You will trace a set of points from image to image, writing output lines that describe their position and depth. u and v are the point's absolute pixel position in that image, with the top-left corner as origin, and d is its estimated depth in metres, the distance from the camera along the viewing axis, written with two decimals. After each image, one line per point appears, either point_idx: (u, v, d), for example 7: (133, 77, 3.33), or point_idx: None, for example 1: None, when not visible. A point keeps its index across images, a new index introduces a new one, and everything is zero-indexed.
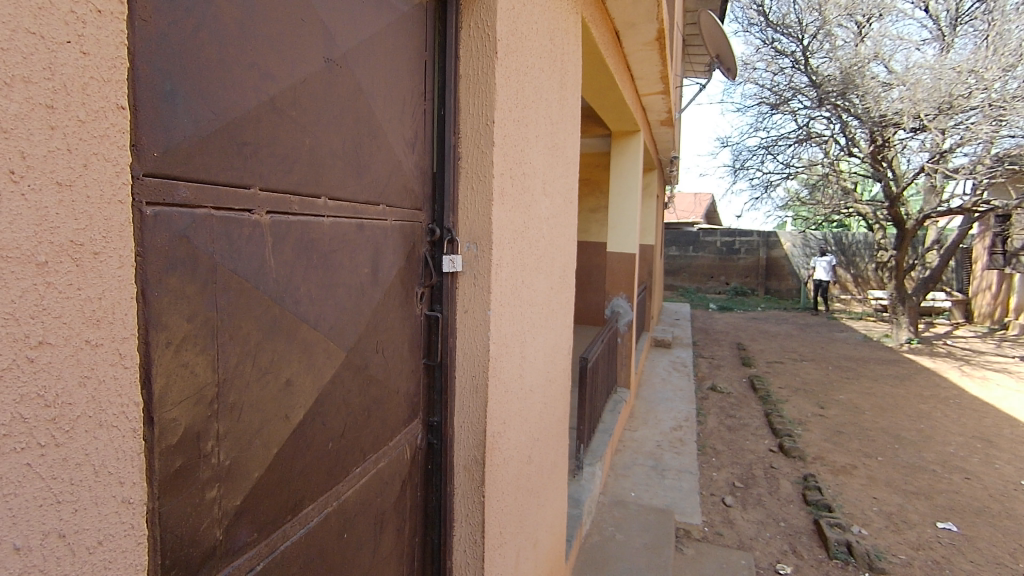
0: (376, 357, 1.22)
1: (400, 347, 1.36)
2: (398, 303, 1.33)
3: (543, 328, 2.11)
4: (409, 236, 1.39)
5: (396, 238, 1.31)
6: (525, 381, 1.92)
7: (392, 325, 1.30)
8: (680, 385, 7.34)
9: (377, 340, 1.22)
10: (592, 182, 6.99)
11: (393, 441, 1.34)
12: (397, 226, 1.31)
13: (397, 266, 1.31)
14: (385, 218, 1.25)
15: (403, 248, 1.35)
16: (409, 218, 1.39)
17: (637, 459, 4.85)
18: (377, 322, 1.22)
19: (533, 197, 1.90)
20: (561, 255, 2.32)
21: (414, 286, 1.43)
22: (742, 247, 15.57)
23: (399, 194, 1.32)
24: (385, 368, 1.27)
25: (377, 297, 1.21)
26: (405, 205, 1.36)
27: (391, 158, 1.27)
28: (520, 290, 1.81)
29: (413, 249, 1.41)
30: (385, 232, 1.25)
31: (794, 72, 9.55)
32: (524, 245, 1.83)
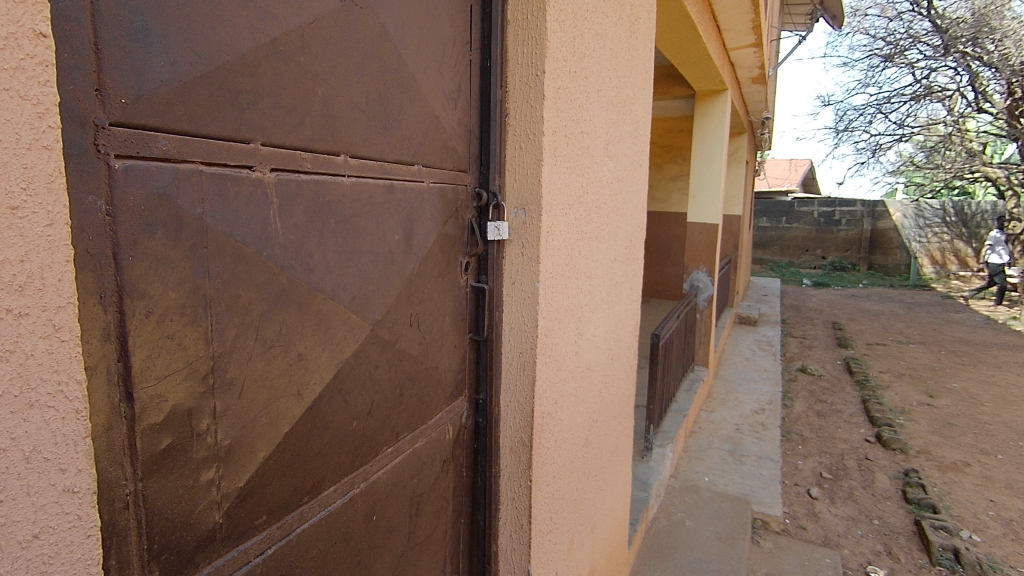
0: (409, 330, 1.13)
1: (441, 320, 1.26)
2: (438, 272, 1.23)
3: (605, 302, 1.97)
4: (451, 200, 1.28)
5: (435, 203, 1.21)
6: (582, 359, 1.79)
7: (430, 296, 1.21)
8: (766, 365, 6.88)
9: (412, 312, 1.14)
10: (673, 150, 6.61)
11: (432, 420, 1.26)
12: (434, 187, 1.20)
13: (435, 231, 1.21)
14: (421, 178, 1.15)
15: (442, 214, 1.24)
16: (452, 181, 1.28)
17: (713, 442, 4.60)
18: (412, 293, 1.13)
19: (594, 159, 1.74)
20: (627, 223, 2.14)
21: (457, 255, 1.32)
22: (842, 218, 14.27)
23: (438, 156, 1.21)
24: (424, 341, 1.19)
25: (411, 265, 1.12)
26: (446, 167, 1.25)
27: (428, 115, 1.16)
28: (577, 261, 1.67)
29: (455, 215, 1.30)
30: (421, 194, 1.15)
31: (915, 17, 8.38)
32: (583, 213, 1.68)
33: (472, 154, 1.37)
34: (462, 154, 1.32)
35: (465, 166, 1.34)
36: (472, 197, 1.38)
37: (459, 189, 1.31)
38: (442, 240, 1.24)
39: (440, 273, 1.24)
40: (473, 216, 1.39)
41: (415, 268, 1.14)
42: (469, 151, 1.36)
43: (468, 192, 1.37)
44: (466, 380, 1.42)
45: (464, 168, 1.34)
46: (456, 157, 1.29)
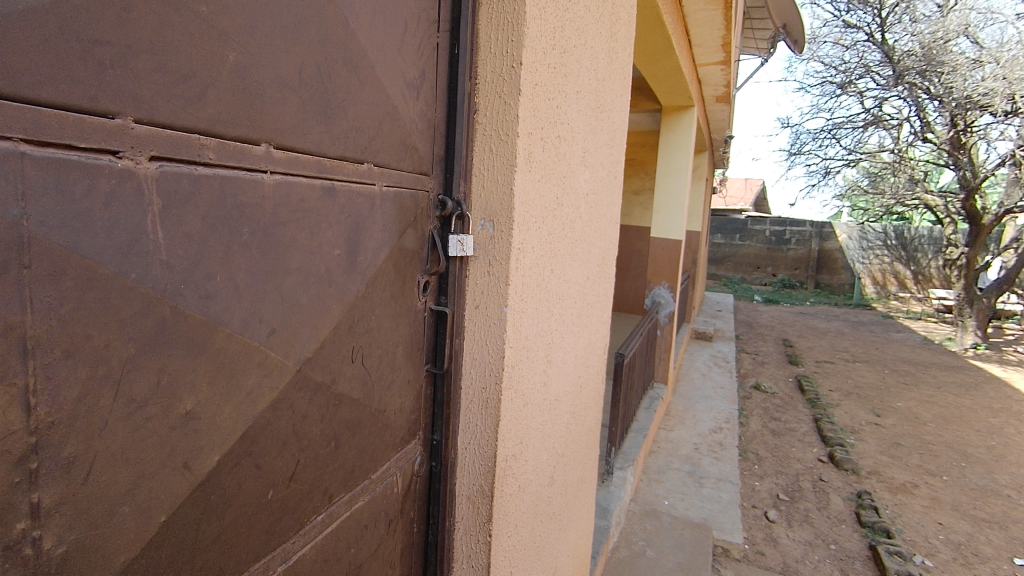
0: (351, 366, 0.91)
1: (391, 352, 1.05)
2: (391, 294, 1.02)
3: (576, 325, 1.79)
4: (412, 208, 1.07)
5: (390, 212, 1.00)
6: (549, 390, 1.60)
7: (379, 324, 0.99)
8: (722, 382, 6.91)
9: (356, 344, 0.92)
10: (637, 164, 6.57)
11: (378, 473, 1.04)
12: (389, 192, 0.99)
13: (390, 244, 1.00)
14: (372, 181, 0.94)
15: (398, 224, 1.03)
16: (413, 185, 1.07)
17: (672, 464, 4.51)
18: (356, 321, 0.91)
19: (570, 167, 1.56)
20: (600, 239, 1.97)
21: (414, 274, 1.11)
22: (792, 237, 14.72)
23: (395, 154, 1.00)
24: (370, 378, 0.98)
25: (355, 287, 0.90)
26: (406, 168, 1.04)
27: (384, 104, 0.94)
28: (548, 281, 1.48)
29: (414, 225, 1.08)
30: (372, 201, 0.94)
31: (868, 47, 8.71)
32: (556, 228, 1.49)
33: (437, 154, 1.17)
34: (425, 153, 1.11)
35: (429, 167, 1.13)
36: (435, 206, 1.17)
37: (421, 195, 1.10)
38: (397, 256, 1.03)
39: (393, 295, 1.03)
40: (435, 228, 1.18)
41: (362, 289, 0.92)
42: (434, 150, 1.15)
43: (431, 199, 1.16)
44: (420, 421, 1.21)
45: (428, 170, 1.13)
46: (419, 156, 1.08)
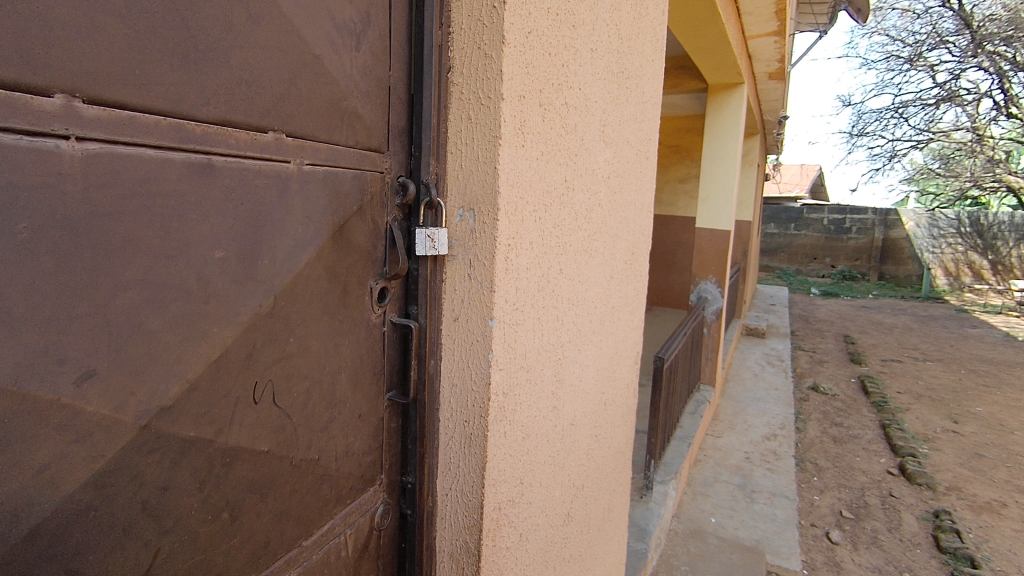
0: (253, 410, 0.67)
1: (328, 381, 0.80)
2: (321, 309, 0.77)
3: (597, 333, 1.51)
4: (356, 196, 0.82)
5: (318, 202, 0.75)
6: (562, 414, 1.33)
7: (302, 348, 0.75)
8: (776, 383, 6.42)
9: (263, 378, 0.68)
10: (682, 151, 6.14)
11: (315, 538, 0.81)
12: (316, 175, 0.74)
13: (318, 244, 0.75)
14: (285, 158, 0.69)
15: (334, 215, 0.78)
16: (357, 165, 0.81)
17: (720, 475, 4.14)
18: (261, 349, 0.67)
19: (585, 143, 1.27)
20: (628, 230, 1.67)
21: (364, 280, 0.86)
22: (853, 226, 13.74)
23: (325, 123, 0.74)
24: (292, 419, 0.74)
25: (253, 303, 0.66)
26: (343, 142, 0.78)
27: (302, 52, 0.69)
28: (557, 282, 1.20)
29: (360, 215, 0.83)
30: (285, 186, 0.69)
31: (942, 15, 7.92)
32: (566, 218, 1.21)
33: (397, 127, 0.91)
34: (377, 124, 0.86)
35: (383, 141, 0.87)
36: (395, 192, 0.91)
37: (371, 178, 0.85)
38: (333, 259, 0.78)
39: (324, 310, 0.78)
40: (396, 219, 0.92)
41: (269, 307, 0.68)
42: (391, 119, 0.88)
43: (389, 183, 0.90)
44: (383, 460, 0.97)
45: (382, 145, 0.87)
46: (366, 127, 0.82)
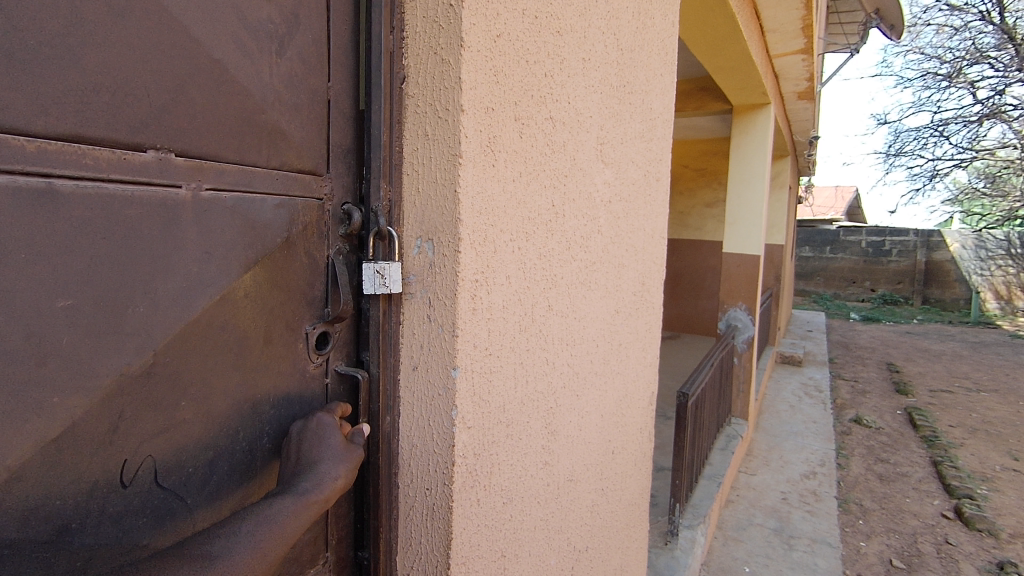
0: (122, 496, 0.57)
1: (235, 445, 0.68)
2: (230, 362, 0.66)
3: (600, 374, 1.34)
4: (281, 228, 0.71)
5: (224, 236, 0.64)
6: (557, 470, 1.16)
7: (200, 413, 0.64)
8: (815, 415, 6.05)
9: (137, 453, 0.58)
10: (708, 173, 5.95)
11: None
12: (224, 203, 0.64)
13: (227, 286, 0.65)
14: (175, 183, 0.59)
15: (246, 249, 0.67)
16: (283, 192, 0.71)
17: (754, 518, 3.85)
18: (135, 418, 0.57)
19: (577, 162, 1.12)
20: (637, 257, 1.51)
21: (292, 323, 0.74)
22: (893, 248, 13.16)
23: (234, 140, 0.64)
24: (186, 500, 0.63)
25: (121, 362, 0.55)
26: (261, 163, 0.68)
27: (192, 59, 0.59)
28: (546, 320, 1.05)
29: (285, 249, 0.72)
30: (175, 218, 0.58)
31: (982, 30, 7.63)
32: (555, 247, 1.06)
33: (343, 146, 0.79)
34: (312, 145, 0.75)
35: (321, 162, 0.76)
36: (339, 221, 0.79)
37: (303, 206, 0.74)
38: (245, 304, 0.67)
39: (236, 364, 0.67)
40: (342, 251, 0.80)
41: (144, 365, 0.57)
42: (332, 137, 0.77)
43: (330, 210, 0.78)
44: (328, 537, 0.83)
45: (320, 168, 0.76)
46: (294, 147, 0.72)
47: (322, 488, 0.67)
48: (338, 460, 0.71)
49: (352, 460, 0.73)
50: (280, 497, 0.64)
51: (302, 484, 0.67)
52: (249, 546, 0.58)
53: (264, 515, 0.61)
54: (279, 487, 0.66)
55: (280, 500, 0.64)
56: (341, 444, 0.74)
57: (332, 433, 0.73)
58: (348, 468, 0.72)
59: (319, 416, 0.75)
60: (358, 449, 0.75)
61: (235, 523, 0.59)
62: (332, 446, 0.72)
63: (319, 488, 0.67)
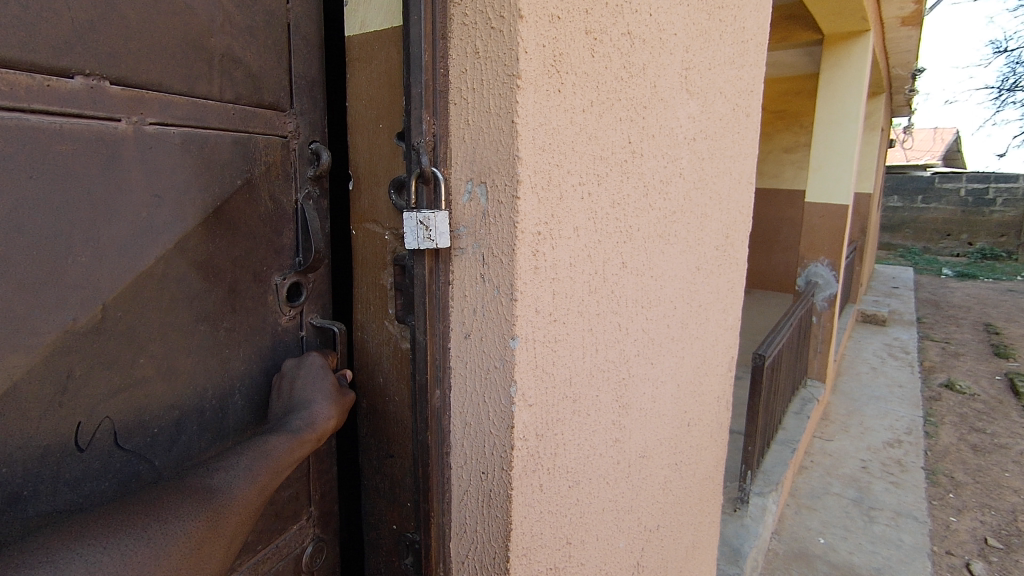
0: (80, 459, 0.59)
1: (203, 387, 0.70)
2: (192, 314, 0.67)
3: (678, 339, 1.19)
4: (240, 166, 0.71)
5: (174, 175, 0.64)
6: (629, 447, 1.04)
7: (161, 369, 0.65)
8: (900, 379, 5.60)
9: (92, 416, 0.59)
10: (788, 116, 5.44)
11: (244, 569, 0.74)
12: (171, 139, 0.63)
13: (181, 232, 0.65)
14: (110, 115, 0.58)
15: (207, 180, 0.67)
16: (240, 128, 0.71)
17: (830, 486, 3.62)
18: (86, 376, 0.58)
19: (660, 90, 0.94)
20: (722, 207, 1.32)
21: (261, 268, 0.75)
22: (998, 197, 11.81)
23: (180, 69, 0.64)
24: (153, 461, 0.66)
25: (66, 316, 0.56)
26: (212, 95, 0.67)
27: None
28: (618, 280, 0.90)
29: (246, 193, 0.72)
30: (113, 156, 0.58)
31: None
32: (631, 193, 0.90)
33: (305, 78, 0.79)
34: (269, 76, 0.74)
35: (282, 95, 0.76)
36: (306, 162, 0.80)
37: (264, 144, 0.74)
38: (206, 248, 0.68)
39: (199, 317, 0.68)
40: (311, 196, 0.81)
41: (91, 321, 0.58)
42: (293, 67, 0.76)
43: (296, 149, 0.78)
44: (312, 492, 0.85)
45: (281, 103, 0.76)
46: (251, 75, 0.71)
47: (314, 426, 0.72)
48: (327, 400, 0.75)
49: (342, 401, 0.77)
50: (275, 435, 0.69)
51: (294, 422, 0.72)
52: (248, 479, 0.64)
53: (262, 452, 0.67)
54: (273, 425, 0.72)
55: (274, 438, 0.69)
56: (331, 387, 0.77)
57: (322, 375, 0.77)
58: (337, 407, 0.76)
59: (310, 356, 0.79)
60: (348, 392, 0.80)
61: (218, 472, 0.63)
62: (318, 384, 0.76)
63: (312, 427, 0.72)
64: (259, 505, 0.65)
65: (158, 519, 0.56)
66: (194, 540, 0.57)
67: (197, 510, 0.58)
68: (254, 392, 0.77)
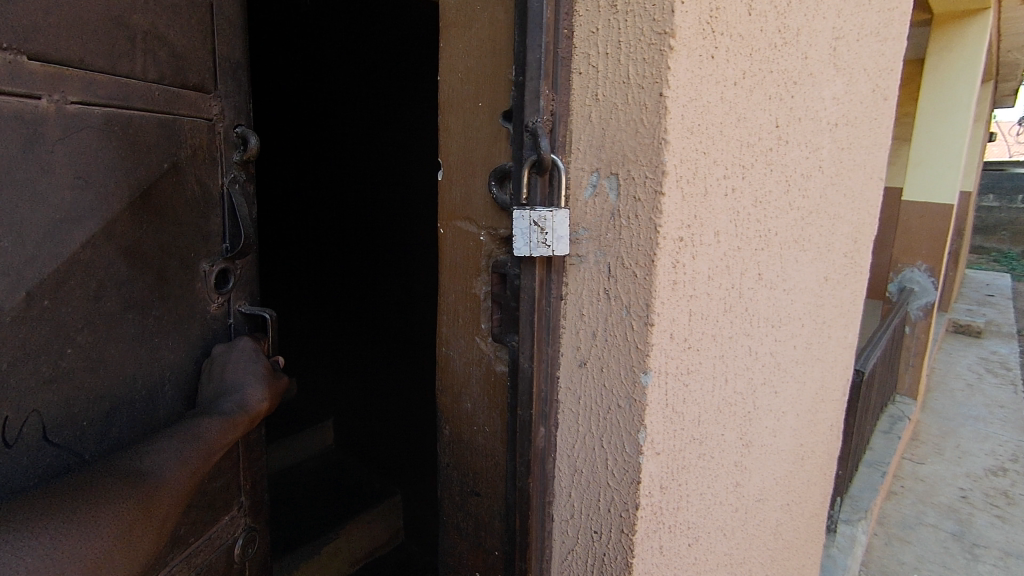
0: (7, 455, 0.48)
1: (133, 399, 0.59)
2: (119, 304, 0.56)
3: (801, 362, 1.00)
4: (167, 150, 0.59)
5: (99, 155, 0.53)
6: (747, 491, 0.87)
7: (91, 360, 0.54)
8: (1002, 398, 5.05)
9: (19, 409, 0.49)
10: None
11: (174, 564, 0.65)
12: (93, 120, 0.52)
13: (105, 216, 0.53)
14: (30, 93, 0.47)
15: (133, 160, 0.56)
16: (164, 109, 0.59)
17: (924, 515, 3.27)
18: (11, 367, 0.48)
19: (811, 64, 0.77)
20: (853, 205, 1.12)
21: (187, 259, 0.63)
22: None
23: (99, 45, 0.52)
24: (84, 455, 0.55)
25: None
26: (135, 75, 0.56)
27: None
28: (754, 295, 0.74)
29: (173, 173, 0.60)
30: (33, 126, 0.47)
31: None
32: (773, 190, 0.73)
33: (232, 60, 0.67)
34: (195, 54, 0.62)
35: (208, 77, 0.64)
36: (232, 145, 0.68)
37: (190, 128, 0.62)
38: (134, 235, 0.57)
39: (127, 306, 0.57)
40: (238, 180, 0.69)
41: (17, 311, 0.47)
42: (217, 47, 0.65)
43: (221, 133, 0.67)
44: (240, 480, 0.75)
45: (207, 84, 0.64)
46: (175, 55, 0.60)
47: (246, 405, 0.63)
48: (257, 381, 0.65)
49: (275, 385, 0.67)
50: (206, 416, 0.60)
51: (225, 402, 0.62)
52: (179, 455, 0.55)
53: (191, 435, 0.57)
54: (201, 407, 0.61)
55: (204, 417, 0.60)
56: (261, 367, 0.67)
57: (251, 359, 0.67)
58: (266, 389, 0.66)
59: (238, 342, 0.68)
60: (282, 376, 0.70)
61: (149, 453, 0.54)
62: (245, 363, 0.66)
63: (245, 407, 0.62)
64: (195, 486, 0.56)
65: (84, 509, 0.47)
66: (124, 525, 0.49)
67: (125, 494, 0.50)
68: (184, 381, 0.65)
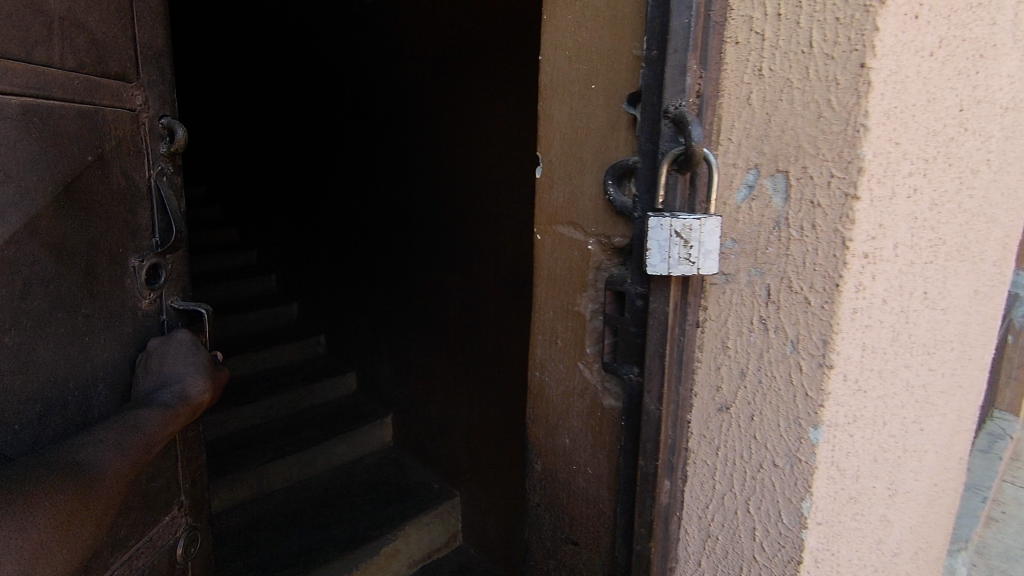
0: None
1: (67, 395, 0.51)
2: (49, 301, 0.49)
3: (946, 391, 0.84)
4: (89, 142, 0.52)
5: (18, 147, 0.45)
6: (886, 546, 0.73)
7: (19, 356, 0.46)
8: None
9: None
10: None
11: (115, 568, 0.57)
12: (11, 110, 0.45)
13: (31, 211, 0.46)
14: None
15: (55, 147, 0.48)
16: (84, 98, 0.52)
17: None
18: None
19: (995, 32, 0.62)
20: (1009, 203, 0.93)
21: (116, 250, 0.56)
22: None
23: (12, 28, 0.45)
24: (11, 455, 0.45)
25: None
26: (53, 63, 0.49)
27: None
28: (918, 318, 0.60)
29: (97, 164, 0.53)
30: None
31: None
32: (947, 188, 0.59)
33: (154, 48, 0.61)
34: (115, 41, 0.56)
35: (129, 65, 0.58)
36: (157, 137, 0.62)
37: (113, 118, 0.56)
38: (61, 231, 0.49)
39: (57, 302, 0.50)
40: (165, 173, 0.63)
41: None
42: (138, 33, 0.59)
43: (145, 124, 0.60)
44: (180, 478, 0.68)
45: (128, 72, 0.58)
46: (94, 41, 0.53)
47: (189, 396, 0.56)
48: (197, 373, 0.59)
49: (217, 377, 0.61)
50: (144, 407, 0.53)
51: (165, 394, 0.55)
52: (118, 445, 0.48)
53: (129, 425, 0.50)
54: (139, 401, 0.54)
55: (146, 408, 0.53)
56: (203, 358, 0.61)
57: (190, 350, 0.60)
58: (208, 381, 0.59)
59: (172, 336, 0.62)
60: (223, 369, 0.64)
61: (84, 444, 0.46)
62: (183, 359, 0.60)
63: (187, 398, 0.56)
64: (136, 478, 0.49)
65: (10, 501, 0.39)
66: (61, 521, 0.41)
67: (63, 487, 0.42)
68: (117, 376, 0.58)
